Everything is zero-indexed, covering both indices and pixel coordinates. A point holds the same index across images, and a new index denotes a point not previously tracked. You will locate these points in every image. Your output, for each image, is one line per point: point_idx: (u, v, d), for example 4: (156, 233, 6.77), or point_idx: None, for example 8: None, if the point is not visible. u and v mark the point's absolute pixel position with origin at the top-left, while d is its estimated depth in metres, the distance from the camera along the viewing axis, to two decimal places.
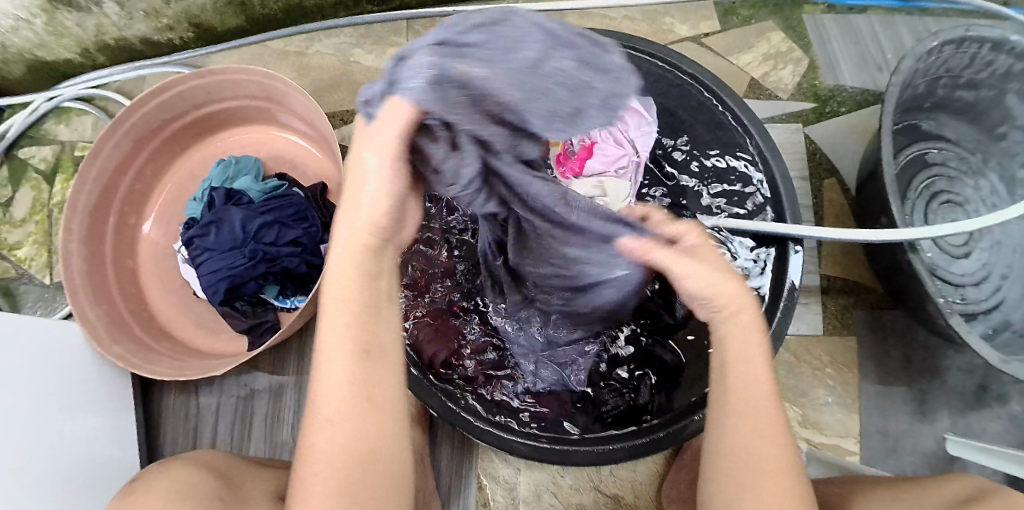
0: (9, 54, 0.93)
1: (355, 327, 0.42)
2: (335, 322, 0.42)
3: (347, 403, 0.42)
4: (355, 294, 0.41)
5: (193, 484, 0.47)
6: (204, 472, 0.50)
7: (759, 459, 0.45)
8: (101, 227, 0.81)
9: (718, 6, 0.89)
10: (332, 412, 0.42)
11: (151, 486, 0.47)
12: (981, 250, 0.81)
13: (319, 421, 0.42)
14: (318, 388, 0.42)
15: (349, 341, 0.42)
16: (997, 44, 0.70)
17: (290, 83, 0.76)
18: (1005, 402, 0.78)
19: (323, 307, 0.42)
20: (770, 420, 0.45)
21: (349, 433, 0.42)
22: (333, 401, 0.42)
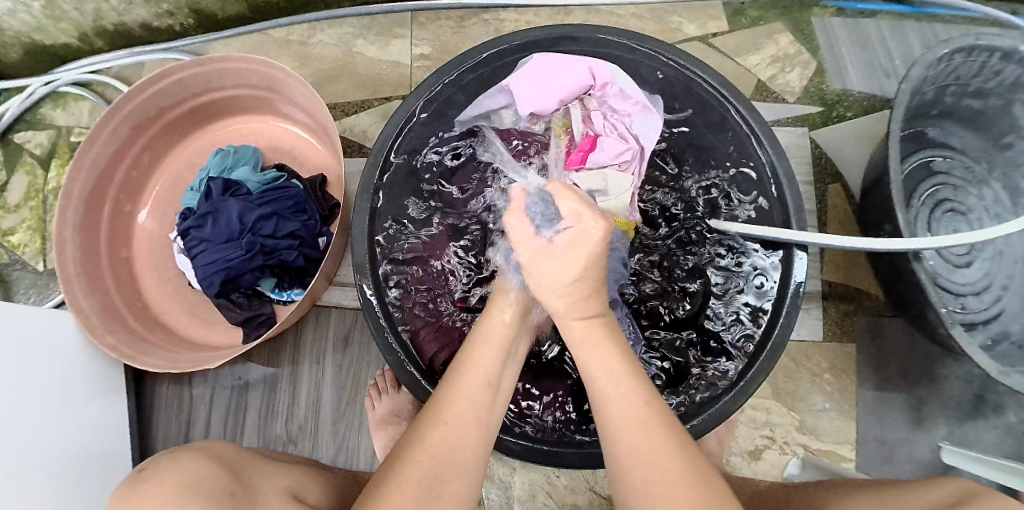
0: (6, 36, 0.92)
1: (494, 358, 0.47)
2: (488, 346, 0.47)
3: (470, 419, 0.44)
4: (502, 331, 0.49)
5: (204, 477, 0.45)
6: (213, 463, 0.48)
7: (645, 475, 0.40)
8: (96, 215, 0.80)
9: (727, 6, 0.88)
10: (455, 423, 0.43)
11: (159, 476, 0.44)
12: (982, 259, 0.81)
13: (444, 421, 0.43)
14: (454, 399, 0.44)
15: (489, 368, 0.46)
16: (1007, 54, 0.69)
17: (291, 74, 0.75)
18: (1002, 412, 0.78)
19: (486, 339, 0.48)
20: (635, 409, 0.42)
21: (456, 451, 0.43)
22: (459, 417, 0.44)
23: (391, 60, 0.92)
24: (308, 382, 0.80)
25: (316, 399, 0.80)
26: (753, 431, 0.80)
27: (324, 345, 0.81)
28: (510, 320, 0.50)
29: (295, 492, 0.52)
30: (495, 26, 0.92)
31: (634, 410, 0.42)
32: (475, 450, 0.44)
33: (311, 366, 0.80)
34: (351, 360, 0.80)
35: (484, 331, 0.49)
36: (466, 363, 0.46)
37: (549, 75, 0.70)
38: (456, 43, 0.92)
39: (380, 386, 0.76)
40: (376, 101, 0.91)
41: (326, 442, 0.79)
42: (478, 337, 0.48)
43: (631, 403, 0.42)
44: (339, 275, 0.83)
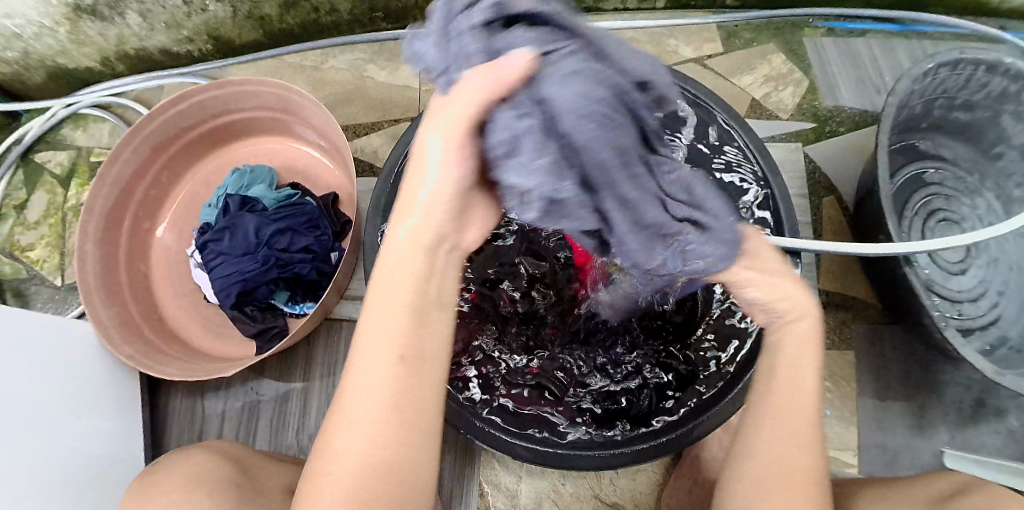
0: (32, 60, 0.96)
1: (390, 317, 0.38)
2: (366, 330, 0.39)
3: (378, 392, 0.37)
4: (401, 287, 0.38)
5: (213, 469, 0.50)
6: (222, 460, 0.53)
7: (785, 460, 0.44)
8: (116, 230, 0.83)
9: (721, 29, 0.93)
10: (361, 412, 0.38)
11: (174, 469, 0.50)
12: (977, 266, 0.83)
13: (349, 414, 0.38)
14: (346, 391, 0.39)
15: (379, 347, 0.38)
16: (992, 66, 0.73)
17: (307, 95, 0.79)
18: (1003, 417, 0.79)
19: (368, 314, 0.39)
20: (806, 428, 0.44)
21: (352, 446, 0.38)
22: (348, 405, 0.38)
23: (400, 82, 0.96)
24: (319, 394, 0.82)
25: (327, 411, 0.81)
26: None
27: (334, 358, 0.83)
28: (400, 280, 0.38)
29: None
30: None
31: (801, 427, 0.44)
32: (374, 421, 0.38)
33: (322, 378, 0.82)
34: None
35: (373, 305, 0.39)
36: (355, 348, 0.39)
37: None
38: None
39: None
40: (386, 122, 0.94)
41: None
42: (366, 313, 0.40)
43: (800, 418, 0.44)
44: (350, 289, 0.85)
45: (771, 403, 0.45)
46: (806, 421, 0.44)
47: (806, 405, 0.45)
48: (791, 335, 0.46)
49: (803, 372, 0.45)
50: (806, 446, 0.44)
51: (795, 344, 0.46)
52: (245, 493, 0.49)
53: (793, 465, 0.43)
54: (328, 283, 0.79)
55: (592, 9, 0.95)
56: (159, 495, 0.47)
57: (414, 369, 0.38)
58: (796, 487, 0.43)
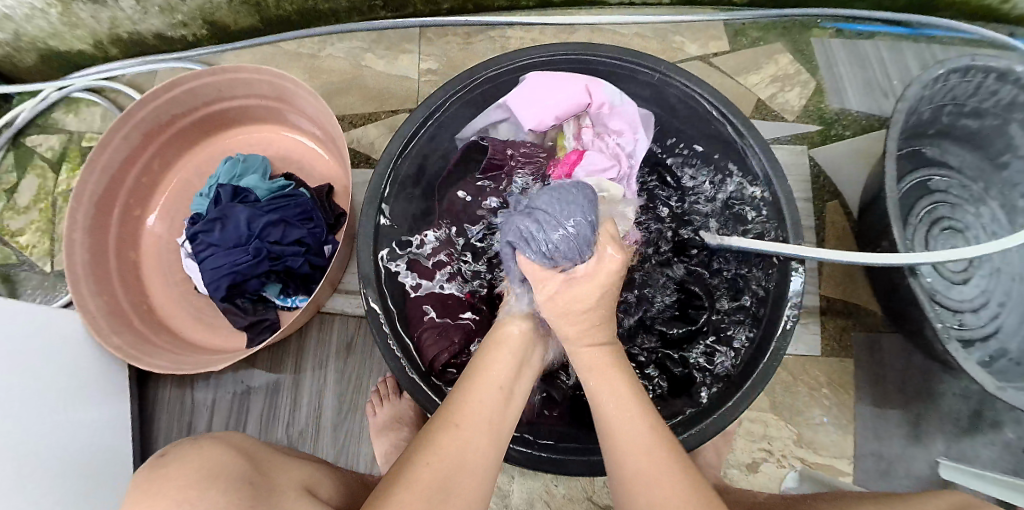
0: (23, 41, 0.94)
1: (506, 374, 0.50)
2: (495, 368, 0.50)
3: (481, 425, 0.46)
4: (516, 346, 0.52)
5: (226, 465, 0.45)
6: (232, 452, 0.47)
7: (647, 474, 0.44)
8: (106, 217, 0.81)
9: (728, 27, 0.91)
10: (474, 423, 0.46)
11: (182, 460, 0.43)
12: (979, 276, 0.82)
13: (458, 421, 0.46)
14: (467, 403, 0.47)
15: (499, 376, 0.49)
16: (1002, 74, 0.71)
17: (302, 84, 0.77)
18: (1000, 428, 0.78)
19: (491, 354, 0.51)
20: (646, 434, 0.46)
21: (467, 452, 0.44)
22: (471, 417, 0.46)
23: (399, 73, 0.94)
24: (310, 389, 0.81)
25: (318, 406, 0.80)
26: (751, 444, 0.80)
27: (326, 352, 0.82)
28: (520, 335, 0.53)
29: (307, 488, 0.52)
30: (501, 42, 0.94)
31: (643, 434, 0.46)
32: (469, 449, 0.45)
33: (314, 372, 0.81)
34: (352, 367, 0.81)
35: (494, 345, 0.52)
36: (474, 377, 0.49)
37: (545, 91, 0.70)
38: (464, 57, 0.94)
39: (382, 393, 0.77)
40: (384, 113, 0.93)
41: (326, 448, 0.79)
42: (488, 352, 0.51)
43: (636, 422, 0.46)
44: (344, 283, 0.84)
45: (603, 431, 0.47)
46: (637, 418, 0.47)
47: (629, 409, 0.47)
48: (591, 363, 0.51)
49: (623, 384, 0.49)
50: (643, 450, 0.45)
51: (599, 383, 0.49)
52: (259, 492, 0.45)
53: (640, 471, 0.44)
54: (320, 276, 0.78)
55: (597, 3, 0.93)
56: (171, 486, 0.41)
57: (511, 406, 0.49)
58: (675, 492, 0.43)
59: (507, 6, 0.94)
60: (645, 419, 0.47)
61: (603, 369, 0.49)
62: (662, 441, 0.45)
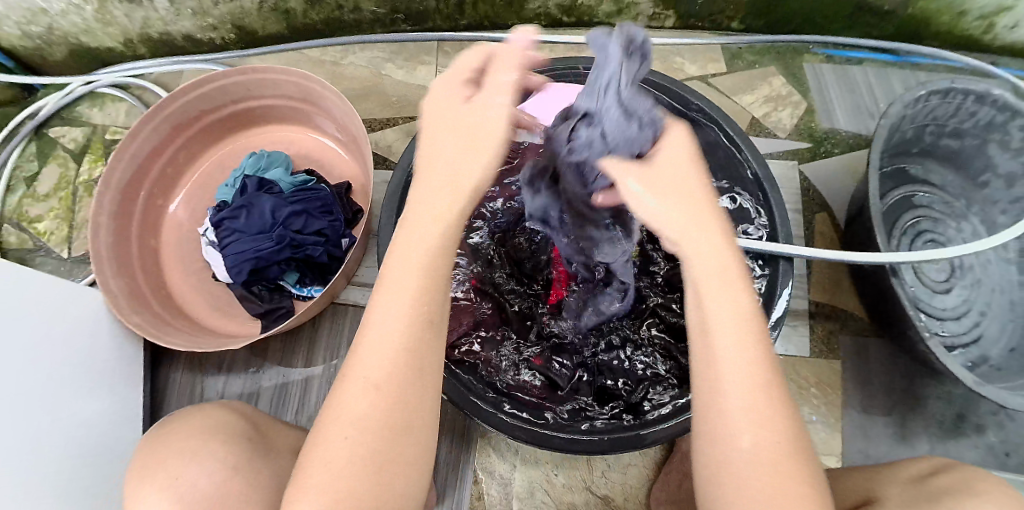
0: (54, 36, 0.98)
1: (412, 302, 0.43)
2: (394, 297, 0.43)
3: (386, 371, 0.42)
4: (421, 258, 0.43)
5: (227, 424, 0.54)
6: (234, 413, 0.57)
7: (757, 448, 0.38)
8: (131, 202, 0.84)
9: (726, 50, 0.98)
10: (372, 366, 0.42)
11: (191, 419, 0.54)
12: (961, 286, 0.87)
13: (364, 381, 0.42)
14: (364, 353, 0.43)
15: (403, 308, 0.43)
16: (980, 97, 0.78)
17: (328, 86, 0.82)
18: (982, 432, 0.83)
19: (387, 275, 0.44)
20: (760, 391, 0.39)
21: (378, 409, 0.42)
22: (383, 371, 0.42)
23: (417, 82, 0.99)
24: (321, 376, 0.83)
25: (328, 394, 0.82)
26: None
27: (338, 341, 0.84)
28: (429, 245, 0.44)
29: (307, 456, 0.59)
30: None
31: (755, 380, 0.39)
32: (373, 400, 0.42)
33: (325, 360, 0.84)
34: None
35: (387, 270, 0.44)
36: (375, 314, 0.43)
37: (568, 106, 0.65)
38: None
39: None
40: (401, 119, 0.97)
41: None
42: (385, 279, 0.44)
43: (751, 366, 0.39)
44: (358, 276, 0.87)
45: (704, 356, 0.41)
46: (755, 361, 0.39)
47: (753, 361, 0.39)
48: (710, 283, 0.41)
49: (731, 312, 0.40)
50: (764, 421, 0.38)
51: (713, 310, 0.40)
52: (255, 445, 0.54)
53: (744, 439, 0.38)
54: (338, 267, 0.81)
55: (605, 24, 0.99)
56: (177, 441, 0.52)
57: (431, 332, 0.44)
58: (783, 473, 0.38)
59: (521, 23, 1.00)
60: (761, 378, 0.39)
61: (728, 279, 0.41)
62: (772, 401, 0.39)
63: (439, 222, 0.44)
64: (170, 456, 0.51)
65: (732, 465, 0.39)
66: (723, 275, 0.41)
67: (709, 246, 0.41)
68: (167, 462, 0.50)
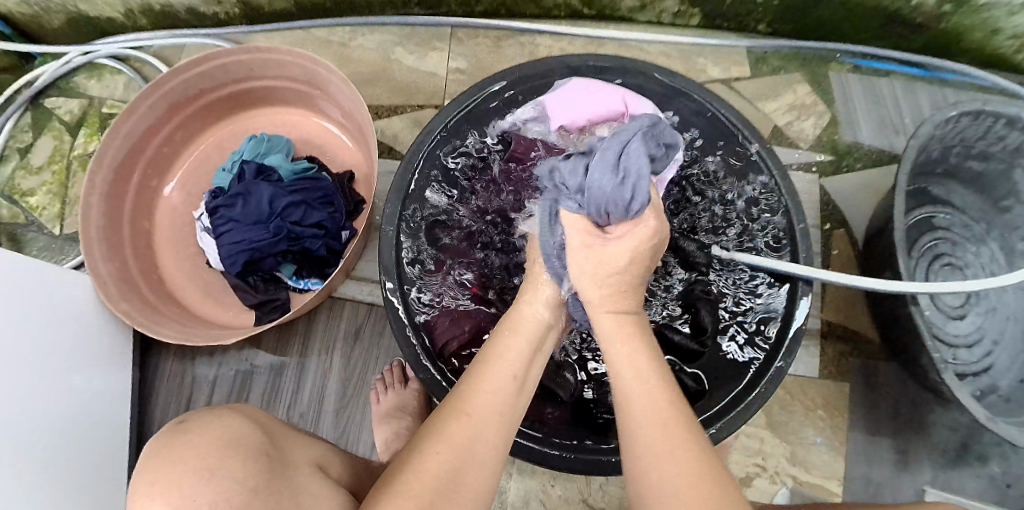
0: (53, 2, 0.94)
1: (519, 360, 0.50)
2: (514, 351, 0.50)
3: (490, 413, 0.45)
4: (525, 338, 0.52)
5: (246, 442, 0.38)
6: (253, 427, 0.40)
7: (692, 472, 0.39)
8: (125, 182, 0.81)
9: (751, 53, 0.94)
10: (482, 407, 0.45)
11: (202, 427, 0.37)
12: (976, 313, 0.85)
13: (473, 408, 0.45)
14: (476, 393, 0.46)
15: (516, 361, 0.49)
16: (1011, 120, 0.74)
17: (334, 70, 0.78)
18: (985, 462, 0.81)
19: (508, 336, 0.52)
20: (671, 431, 0.41)
21: (474, 441, 0.43)
22: (481, 407, 0.45)
23: (427, 71, 0.95)
24: (314, 372, 0.81)
25: (321, 391, 0.80)
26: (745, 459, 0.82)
27: (335, 336, 0.82)
28: (539, 320, 0.54)
29: (314, 464, 0.53)
30: (529, 49, 0.96)
31: (672, 430, 0.41)
32: (482, 429, 0.44)
33: (320, 355, 0.81)
34: (360, 354, 0.81)
35: (507, 330, 0.53)
36: (488, 361, 0.49)
37: (580, 97, 0.70)
38: (491, 60, 0.95)
39: (387, 380, 0.78)
40: (409, 107, 0.94)
41: (326, 432, 0.78)
42: (505, 334, 0.52)
43: (658, 407, 0.43)
44: (357, 270, 0.84)
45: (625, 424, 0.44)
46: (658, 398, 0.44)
47: (666, 411, 0.43)
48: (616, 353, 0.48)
49: (626, 360, 0.47)
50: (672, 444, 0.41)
51: (617, 363, 0.47)
52: (276, 473, 0.39)
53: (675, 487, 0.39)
54: (337, 261, 0.78)
55: (627, 19, 0.95)
56: (190, 453, 0.35)
57: (522, 395, 0.49)
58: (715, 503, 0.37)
59: (538, 14, 0.96)
60: (671, 416, 0.42)
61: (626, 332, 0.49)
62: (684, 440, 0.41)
63: (535, 316, 0.54)
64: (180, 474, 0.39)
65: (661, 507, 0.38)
66: (621, 335, 0.49)
67: (607, 320, 0.50)
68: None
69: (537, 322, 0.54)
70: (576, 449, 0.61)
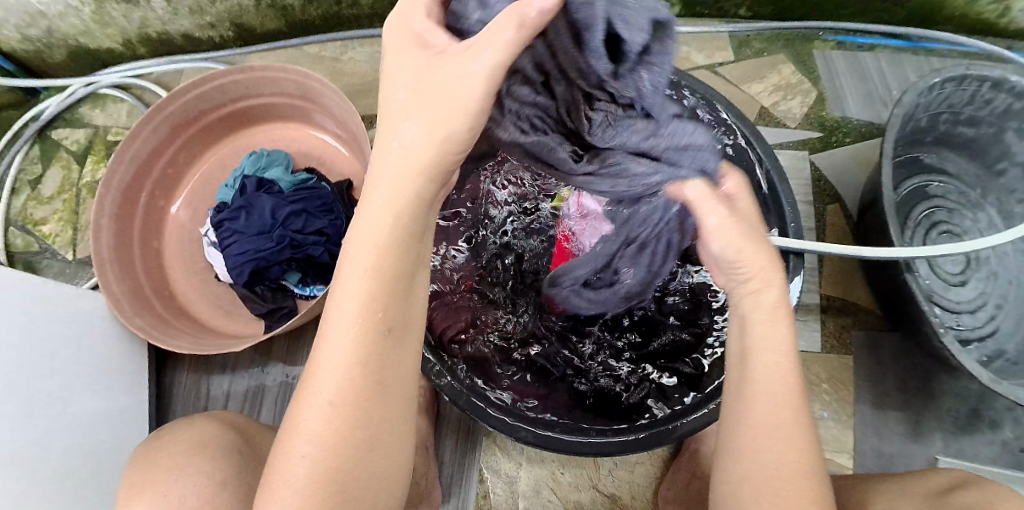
0: (55, 38, 0.98)
1: (359, 311, 0.40)
2: (342, 311, 0.40)
3: (342, 392, 0.40)
4: (371, 273, 0.40)
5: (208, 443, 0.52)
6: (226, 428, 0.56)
7: (785, 460, 0.43)
8: (132, 204, 0.84)
9: (733, 38, 0.95)
10: (327, 385, 0.40)
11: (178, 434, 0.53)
12: (976, 279, 0.85)
13: (318, 401, 0.40)
14: (313, 371, 0.41)
15: (355, 321, 0.40)
16: (996, 83, 0.76)
17: (328, 83, 0.80)
18: (997, 428, 0.81)
19: (337, 287, 0.41)
20: (795, 423, 0.44)
21: (340, 426, 0.40)
22: (336, 389, 0.40)
23: None
24: None
25: None
26: None
27: None
28: (370, 246, 0.40)
29: None
30: None
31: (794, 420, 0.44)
32: (320, 417, 0.40)
33: None
34: None
35: (342, 278, 0.41)
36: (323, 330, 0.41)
37: None
38: None
39: None
40: None
41: None
42: (334, 289, 0.41)
43: (791, 400, 0.44)
44: None
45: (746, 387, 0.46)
46: (792, 386, 0.45)
47: (792, 401, 0.44)
48: (754, 319, 0.47)
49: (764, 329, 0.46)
50: (793, 441, 0.43)
51: (760, 337, 0.46)
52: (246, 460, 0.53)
53: (773, 466, 0.43)
54: None
55: None
56: (166, 456, 0.50)
57: (383, 345, 0.41)
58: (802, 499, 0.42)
59: None
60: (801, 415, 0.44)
61: (773, 307, 0.47)
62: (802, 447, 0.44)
63: (365, 243, 0.40)
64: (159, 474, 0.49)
65: (756, 478, 0.44)
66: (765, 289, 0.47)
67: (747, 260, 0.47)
68: (155, 481, 0.49)
69: (372, 248, 0.40)
70: (576, 431, 0.62)
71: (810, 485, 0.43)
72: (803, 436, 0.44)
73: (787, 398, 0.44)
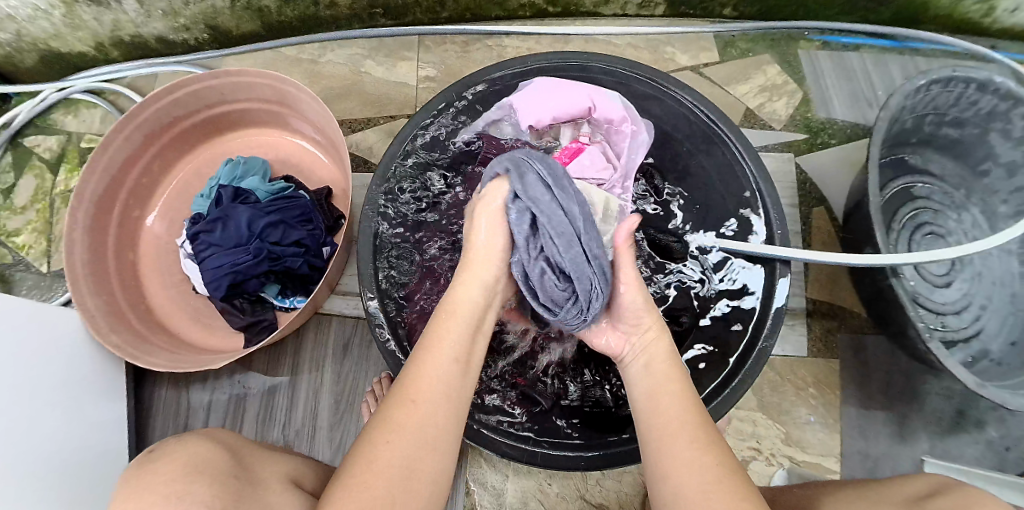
0: (23, 43, 0.95)
1: (463, 334, 0.51)
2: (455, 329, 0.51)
3: (437, 397, 0.47)
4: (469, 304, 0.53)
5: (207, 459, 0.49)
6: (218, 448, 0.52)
7: (694, 462, 0.44)
8: (106, 215, 0.82)
9: (718, 38, 0.94)
10: (423, 389, 0.47)
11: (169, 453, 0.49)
12: (961, 280, 0.85)
13: (409, 401, 0.46)
14: (418, 380, 0.48)
15: (459, 338, 0.51)
16: (982, 85, 0.75)
17: (304, 88, 0.78)
18: (983, 428, 0.81)
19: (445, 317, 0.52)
20: (697, 439, 0.46)
21: (423, 428, 0.45)
22: (427, 393, 0.47)
23: (398, 80, 0.96)
24: (306, 390, 0.81)
25: (314, 406, 0.81)
26: (741, 442, 0.82)
27: (324, 352, 0.83)
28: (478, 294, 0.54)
29: (295, 480, 0.57)
30: (498, 51, 0.96)
31: (686, 425, 0.47)
32: (440, 429, 0.46)
33: (311, 373, 0.82)
34: (350, 365, 0.82)
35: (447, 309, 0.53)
36: (427, 348, 0.50)
37: (549, 95, 0.73)
38: (461, 65, 0.96)
39: (377, 392, 0.77)
40: (382, 119, 0.94)
41: (322, 446, 0.79)
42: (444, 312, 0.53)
43: (679, 411, 0.48)
44: (342, 285, 0.85)
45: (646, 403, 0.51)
46: (675, 392, 0.50)
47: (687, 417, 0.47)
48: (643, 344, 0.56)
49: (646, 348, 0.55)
50: (701, 445, 0.45)
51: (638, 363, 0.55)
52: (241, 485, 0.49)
53: (681, 480, 0.44)
54: (319, 278, 0.79)
55: (592, 13, 0.95)
56: (158, 482, 0.45)
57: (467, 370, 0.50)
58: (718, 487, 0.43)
59: (505, 15, 0.96)
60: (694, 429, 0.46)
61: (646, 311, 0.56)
62: (705, 445, 0.45)
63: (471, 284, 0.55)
64: (154, 500, 0.44)
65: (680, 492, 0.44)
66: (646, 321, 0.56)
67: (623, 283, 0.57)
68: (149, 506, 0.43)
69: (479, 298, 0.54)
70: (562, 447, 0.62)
71: (728, 483, 0.43)
72: (703, 445, 0.45)
73: (679, 411, 0.48)
